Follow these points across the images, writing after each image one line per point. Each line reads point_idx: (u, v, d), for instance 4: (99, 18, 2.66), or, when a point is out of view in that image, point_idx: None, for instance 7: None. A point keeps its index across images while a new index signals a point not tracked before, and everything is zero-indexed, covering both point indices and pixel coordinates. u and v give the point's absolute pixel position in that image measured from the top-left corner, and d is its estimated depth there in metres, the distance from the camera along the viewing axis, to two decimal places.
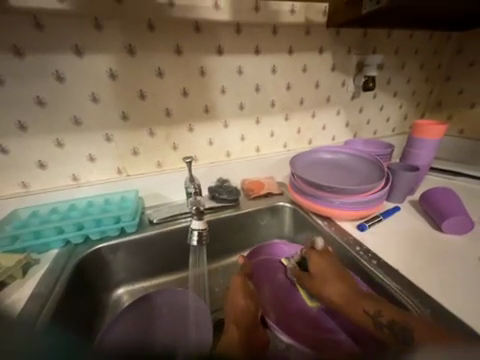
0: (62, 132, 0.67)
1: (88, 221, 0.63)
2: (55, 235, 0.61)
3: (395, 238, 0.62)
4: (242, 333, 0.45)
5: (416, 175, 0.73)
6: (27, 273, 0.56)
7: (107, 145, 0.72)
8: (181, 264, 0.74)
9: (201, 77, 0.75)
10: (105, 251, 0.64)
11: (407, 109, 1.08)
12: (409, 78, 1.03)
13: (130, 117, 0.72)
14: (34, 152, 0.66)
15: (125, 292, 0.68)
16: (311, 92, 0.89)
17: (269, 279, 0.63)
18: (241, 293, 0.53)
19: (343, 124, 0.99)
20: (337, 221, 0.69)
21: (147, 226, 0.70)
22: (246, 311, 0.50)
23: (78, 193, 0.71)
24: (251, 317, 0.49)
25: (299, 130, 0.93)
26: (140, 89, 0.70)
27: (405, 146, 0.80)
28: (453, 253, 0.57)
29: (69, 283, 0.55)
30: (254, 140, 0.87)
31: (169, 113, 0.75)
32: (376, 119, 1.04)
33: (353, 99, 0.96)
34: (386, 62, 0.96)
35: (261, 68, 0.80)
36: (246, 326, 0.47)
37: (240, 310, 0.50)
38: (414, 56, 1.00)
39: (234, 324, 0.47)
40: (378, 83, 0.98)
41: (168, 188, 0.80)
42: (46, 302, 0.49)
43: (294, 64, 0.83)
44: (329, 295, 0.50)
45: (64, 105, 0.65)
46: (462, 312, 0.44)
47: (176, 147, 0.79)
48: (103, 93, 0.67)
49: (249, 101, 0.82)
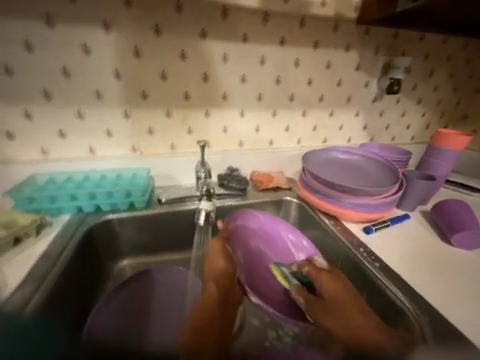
0: (83, 104, 0.69)
1: (101, 192, 0.65)
2: (69, 202, 0.64)
3: (401, 245, 0.61)
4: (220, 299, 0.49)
5: (431, 185, 0.71)
6: (40, 233, 0.59)
7: (124, 122, 0.73)
8: (184, 245, 0.76)
9: (223, 63, 0.74)
10: (113, 223, 0.66)
11: (430, 117, 1.04)
12: (437, 85, 0.99)
13: (150, 97, 0.73)
14: (56, 120, 0.69)
15: (128, 265, 0.71)
16: (332, 90, 0.87)
17: (245, 244, 0.68)
18: (219, 255, 0.56)
19: (361, 126, 0.96)
20: (343, 221, 0.69)
21: (155, 205, 0.72)
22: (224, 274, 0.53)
23: (93, 165, 0.73)
24: (229, 279, 0.53)
25: (315, 128, 0.91)
26: (162, 70, 0.71)
27: (424, 154, 0.78)
28: (459, 267, 0.56)
29: (78, 248, 0.58)
30: (268, 133, 0.87)
31: (188, 96, 0.75)
32: (396, 125, 1.00)
33: (374, 101, 0.93)
34: (415, 66, 0.93)
35: (283, 60, 0.79)
36: (225, 287, 0.52)
37: (219, 271, 0.53)
38: (445, 63, 0.96)
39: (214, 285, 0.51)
40: (403, 88, 0.95)
41: (179, 171, 0.81)
42: (56, 261, 0.52)
43: (318, 59, 0.82)
44: (342, 325, 0.42)
45: (88, 77, 0.67)
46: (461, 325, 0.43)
47: (191, 131, 0.79)
48: (126, 69, 0.69)
49: (268, 92, 0.81)
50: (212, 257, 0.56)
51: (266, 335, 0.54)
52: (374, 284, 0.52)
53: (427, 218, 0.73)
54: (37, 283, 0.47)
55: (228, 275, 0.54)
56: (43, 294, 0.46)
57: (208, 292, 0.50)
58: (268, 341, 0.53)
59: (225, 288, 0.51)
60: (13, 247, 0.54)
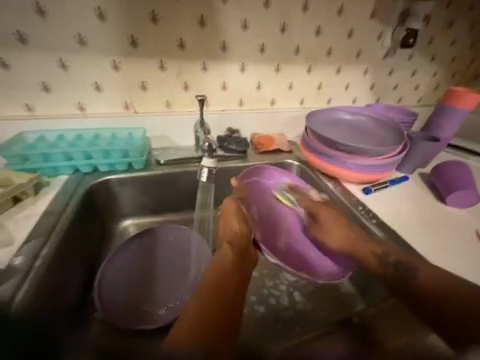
0: (65, 51, 0.61)
1: (96, 151, 0.63)
2: (64, 162, 0.62)
3: (396, 205, 0.63)
4: (237, 255, 0.47)
5: (434, 147, 0.71)
6: (38, 192, 0.58)
7: (114, 74, 0.66)
8: (184, 207, 0.77)
9: (222, 5, 0.65)
10: (113, 183, 0.65)
11: (441, 77, 0.98)
12: (454, 39, 0.90)
13: (140, 45, 0.65)
14: (36, 71, 0.62)
15: (131, 224, 0.72)
16: (343, 42, 0.79)
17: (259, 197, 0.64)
18: (235, 216, 0.54)
19: (369, 85, 0.90)
20: (343, 182, 0.69)
21: (154, 166, 0.70)
22: (239, 235, 0.50)
23: (84, 123, 0.69)
24: (244, 239, 0.50)
25: (320, 86, 0.85)
26: (152, 11, 0.62)
27: (431, 114, 0.75)
28: (450, 224, 0.59)
29: (80, 206, 0.58)
30: (270, 91, 0.81)
31: (183, 46, 0.67)
32: (405, 84, 0.95)
33: (386, 57, 0.86)
34: (434, 15, 0.83)
35: (291, 3, 0.69)
36: (240, 250, 0.48)
37: (233, 232, 0.51)
38: (468, 12, 0.86)
39: (228, 244, 0.49)
40: (419, 42, 0.87)
41: (176, 131, 0.76)
42: (59, 218, 0.53)
43: (330, 2, 0.72)
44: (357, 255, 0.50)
45: (67, 18, 0.58)
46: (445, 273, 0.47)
47: (187, 87, 0.73)
48: (111, 9, 0.59)
49: (272, 43, 0.73)
50: (225, 219, 0.54)
51: (264, 284, 0.59)
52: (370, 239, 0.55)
53: (424, 180, 0.74)
54: (44, 238, 0.48)
55: (243, 236, 0.51)
56: (50, 248, 0.47)
57: (220, 261, 0.45)
58: (266, 289, 0.58)
59: (239, 254, 0.48)
60: (13, 205, 0.54)
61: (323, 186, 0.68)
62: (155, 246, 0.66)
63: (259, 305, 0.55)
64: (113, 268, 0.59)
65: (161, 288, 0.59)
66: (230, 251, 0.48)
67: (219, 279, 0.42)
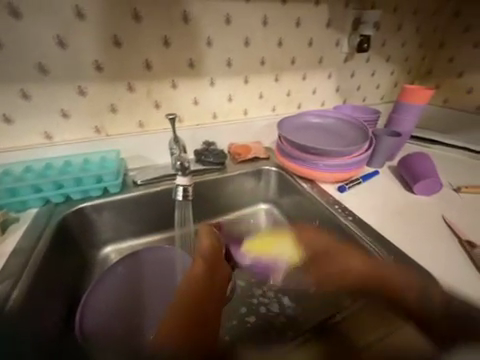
0: (26, 81, 0.59)
1: (68, 179, 0.61)
2: (33, 194, 0.59)
3: (370, 200, 0.67)
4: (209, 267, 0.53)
5: (397, 141, 0.76)
6: (7, 230, 0.55)
7: (81, 100, 0.65)
8: (168, 225, 0.75)
9: (184, 24, 0.67)
10: (89, 210, 0.63)
11: (398, 75, 1.06)
12: (404, 41, 0.99)
13: (105, 68, 0.64)
14: None
15: (113, 250, 0.70)
16: (304, 51, 0.84)
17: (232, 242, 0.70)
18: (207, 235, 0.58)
19: (334, 88, 0.96)
20: (320, 183, 0.72)
21: (132, 188, 0.69)
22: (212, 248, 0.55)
23: (53, 152, 0.66)
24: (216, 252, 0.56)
25: (289, 93, 0.89)
26: (115, 35, 0.62)
27: (391, 111, 0.81)
28: (418, 212, 0.63)
29: (54, 239, 0.55)
30: (242, 102, 0.83)
31: (149, 66, 0.68)
32: (367, 85, 1.01)
33: (346, 61, 0.92)
34: (383, 21, 0.91)
35: (251, 19, 0.73)
36: (212, 263, 0.54)
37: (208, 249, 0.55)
38: (412, 16, 0.95)
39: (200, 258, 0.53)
40: (373, 45, 0.94)
41: (152, 150, 0.76)
42: (30, 255, 0.50)
43: (287, 16, 0.76)
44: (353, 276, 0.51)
45: (25, 48, 0.57)
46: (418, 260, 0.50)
47: (159, 105, 0.73)
48: (71, 36, 0.59)
49: (238, 56, 0.76)
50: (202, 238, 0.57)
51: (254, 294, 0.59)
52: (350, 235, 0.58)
53: (394, 172, 0.78)
54: (14, 279, 0.45)
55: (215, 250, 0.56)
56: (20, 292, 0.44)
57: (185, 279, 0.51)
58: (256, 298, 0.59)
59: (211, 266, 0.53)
60: None
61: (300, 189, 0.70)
62: (141, 265, 0.64)
63: (249, 316, 0.56)
64: (102, 293, 0.57)
65: (151, 307, 0.58)
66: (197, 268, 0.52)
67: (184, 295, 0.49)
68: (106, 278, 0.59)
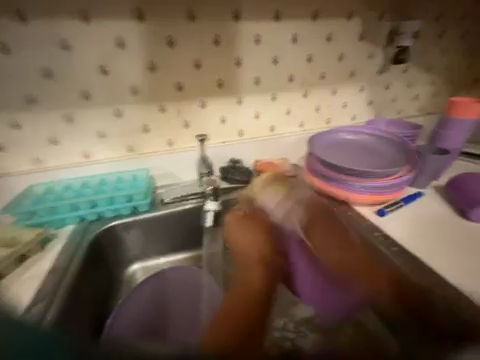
0: (71, 106, 0.64)
1: (102, 199, 0.63)
2: (70, 212, 0.62)
3: (417, 229, 0.61)
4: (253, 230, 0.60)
5: (444, 159, 0.69)
6: (45, 247, 0.57)
7: (117, 122, 0.69)
8: (193, 244, 0.74)
9: (215, 46, 0.68)
10: (119, 228, 0.64)
11: (439, 86, 0.97)
12: (446, 50, 0.91)
13: (140, 92, 0.67)
14: (44, 127, 0.64)
15: (139, 268, 0.70)
16: (335, 66, 0.81)
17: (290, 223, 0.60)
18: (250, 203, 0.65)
19: (366, 102, 0.90)
20: (355, 206, 0.68)
21: (160, 206, 0.69)
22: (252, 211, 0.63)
23: (90, 171, 0.70)
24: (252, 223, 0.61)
25: (318, 108, 0.86)
26: (150, 60, 0.65)
27: (434, 127, 0.75)
28: (474, 244, 0.56)
29: (86, 258, 0.57)
30: (270, 119, 0.82)
31: (180, 88, 0.70)
32: (403, 97, 0.94)
33: (380, 74, 0.87)
34: (422, 31, 0.85)
35: (280, 37, 0.72)
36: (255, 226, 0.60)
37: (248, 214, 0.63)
38: (455, 24, 0.88)
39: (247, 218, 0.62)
40: (411, 56, 0.88)
41: (180, 168, 0.77)
42: (64, 276, 0.51)
43: (317, 32, 0.75)
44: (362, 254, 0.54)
45: (71, 76, 0.62)
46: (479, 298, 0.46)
47: (188, 124, 0.75)
48: (111, 64, 0.63)
49: (266, 74, 0.76)
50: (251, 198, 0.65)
51: None
52: None
53: (442, 194, 0.71)
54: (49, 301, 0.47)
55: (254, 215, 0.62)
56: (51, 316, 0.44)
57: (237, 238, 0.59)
58: None
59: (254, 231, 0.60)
60: (20, 265, 0.53)
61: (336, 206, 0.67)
62: (166, 285, 0.63)
63: None
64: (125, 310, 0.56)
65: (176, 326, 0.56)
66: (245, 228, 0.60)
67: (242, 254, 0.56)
68: (132, 296, 0.58)
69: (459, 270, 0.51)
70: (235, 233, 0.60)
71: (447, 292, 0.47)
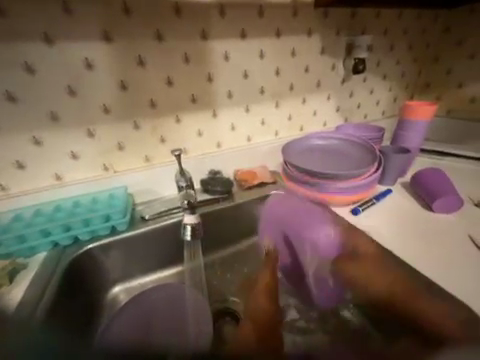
0: (39, 129, 0.63)
1: (77, 221, 0.61)
2: (42, 238, 0.59)
3: (386, 223, 0.66)
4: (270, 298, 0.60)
5: (406, 157, 0.75)
6: (14, 278, 0.54)
7: (89, 141, 0.68)
8: (178, 259, 0.73)
9: (186, 64, 0.71)
10: (96, 251, 0.62)
11: (397, 91, 1.07)
12: (399, 59, 1.01)
13: (113, 111, 0.67)
14: (10, 151, 0.62)
15: (121, 290, 0.67)
16: (302, 77, 0.87)
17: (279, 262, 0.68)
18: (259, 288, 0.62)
19: (334, 109, 0.97)
20: (331, 206, 0.72)
21: (139, 223, 0.68)
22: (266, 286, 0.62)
23: (63, 193, 0.67)
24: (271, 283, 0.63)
25: (290, 117, 0.90)
26: (121, 80, 0.66)
27: (395, 128, 0.82)
28: (437, 234, 0.61)
29: (61, 285, 0.54)
30: (245, 130, 0.85)
31: (154, 105, 0.71)
32: (367, 103, 1.02)
33: (343, 83, 0.94)
34: (376, 44, 0.94)
35: (249, 54, 0.77)
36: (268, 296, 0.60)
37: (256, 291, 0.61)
38: (402, 37, 0.98)
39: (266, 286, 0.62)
40: (368, 66, 0.97)
41: (159, 183, 0.77)
42: (37, 307, 0.48)
43: (282, 48, 0.80)
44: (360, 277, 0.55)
45: (39, 99, 0.61)
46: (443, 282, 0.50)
47: (164, 140, 0.75)
48: (81, 84, 0.63)
49: (238, 88, 0.79)
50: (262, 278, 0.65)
51: None
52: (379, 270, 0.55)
53: (407, 190, 0.77)
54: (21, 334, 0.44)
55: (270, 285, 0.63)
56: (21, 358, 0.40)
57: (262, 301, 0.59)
58: None
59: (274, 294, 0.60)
60: None
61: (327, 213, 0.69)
62: (147, 301, 0.61)
63: None
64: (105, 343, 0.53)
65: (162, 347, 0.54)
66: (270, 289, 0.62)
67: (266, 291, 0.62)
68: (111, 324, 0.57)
69: (425, 258, 0.56)
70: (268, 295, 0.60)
71: (412, 276, 0.52)
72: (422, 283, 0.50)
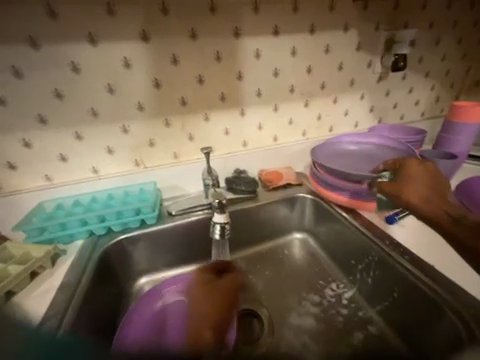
0: (81, 124, 0.67)
1: (110, 213, 0.64)
2: (79, 227, 0.63)
3: (427, 235, 0.61)
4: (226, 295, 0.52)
5: (451, 164, 0.68)
6: (56, 263, 0.58)
7: (124, 137, 0.71)
8: (201, 255, 0.74)
9: (217, 62, 0.71)
10: (126, 242, 0.65)
11: (440, 90, 0.98)
12: (444, 55, 0.92)
13: (146, 108, 0.70)
14: (55, 145, 0.67)
15: (146, 282, 0.70)
16: (334, 75, 0.83)
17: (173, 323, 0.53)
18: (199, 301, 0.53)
19: (368, 109, 0.91)
20: (361, 213, 0.68)
21: (166, 218, 0.70)
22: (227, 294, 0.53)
23: (98, 186, 0.72)
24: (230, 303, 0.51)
25: (320, 117, 0.87)
26: (155, 78, 0.68)
27: (440, 131, 0.75)
28: None
29: (95, 273, 0.57)
30: (272, 129, 0.83)
31: (184, 102, 0.72)
32: (405, 103, 0.95)
33: (379, 81, 0.88)
34: (419, 38, 0.87)
35: (280, 51, 0.75)
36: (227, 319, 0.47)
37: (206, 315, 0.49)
38: (451, 30, 0.89)
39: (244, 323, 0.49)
40: (409, 63, 0.89)
41: (186, 180, 0.78)
42: (74, 291, 0.52)
43: (315, 44, 0.77)
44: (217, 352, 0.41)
45: (81, 96, 0.65)
46: None
47: (192, 137, 0.76)
48: (118, 82, 0.66)
49: (267, 86, 0.78)
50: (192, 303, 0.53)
51: (285, 342, 0.56)
52: (416, 285, 0.50)
53: None
54: (62, 313, 0.48)
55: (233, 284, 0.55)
56: (68, 322, 0.46)
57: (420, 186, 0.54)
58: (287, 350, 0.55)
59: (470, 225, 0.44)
60: (30, 281, 0.54)
61: (358, 220, 0.66)
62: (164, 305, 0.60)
63: None
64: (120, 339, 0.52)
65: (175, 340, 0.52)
66: (435, 178, 0.56)
67: (215, 326, 0.46)
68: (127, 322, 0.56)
69: (472, 276, 0.50)
70: (423, 182, 0.54)
71: (455, 293, 0.47)
72: (468, 305, 0.45)
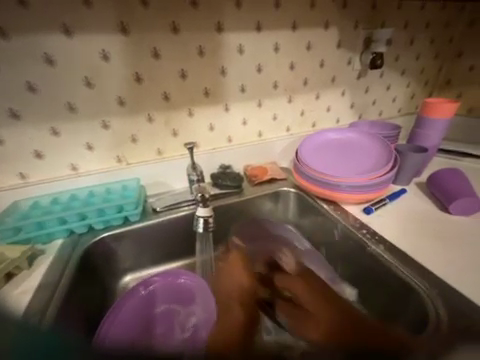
0: (57, 120, 0.64)
1: (91, 211, 0.63)
2: (59, 226, 0.61)
3: (401, 223, 0.65)
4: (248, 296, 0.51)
5: (422, 157, 0.73)
6: (34, 263, 0.56)
7: (104, 133, 0.69)
8: (187, 251, 0.74)
9: (200, 56, 0.70)
10: (109, 240, 0.64)
11: (415, 88, 1.03)
12: (418, 54, 0.97)
13: (127, 103, 0.68)
14: (29, 141, 0.64)
15: (131, 279, 0.69)
16: (316, 72, 0.85)
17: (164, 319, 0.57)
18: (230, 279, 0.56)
19: (348, 105, 0.94)
20: (342, 205, 0.71)
21: (151, 215, 0.69)
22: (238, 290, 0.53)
23: (78, 183, 0.69)
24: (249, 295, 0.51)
25: (303, 113, 0.89)
26: (136, 72, 0.66)
27: (413, 126, 0.79)
28: (452, 237, 0.60)
29: (77, 272, 0.56)
30: (257, 125, 0.84)
31: (167, 97, 0.71)
32: (383, 99, 0.99)
33: (359, 78, 0.91)
34: (395, 37, 0.91)
35: (263, 47, 0.75)
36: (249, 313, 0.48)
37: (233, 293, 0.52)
38: (424, 31, 0.94)
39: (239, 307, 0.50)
40: (387, 61, 0.93)
41: (171, 176, 0.78)
42: (53, 291, 0.50)
43: (297, 41, 0.78)
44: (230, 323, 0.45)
45: (57, 89, 0.62)
46: (458, 286, 0.49)
47: (176, 133, 0.76)
48: (96, 75, 0.64)
49: (251, 82, 0.78)
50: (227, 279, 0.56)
51: None
52: (390, 268, 0.54)
53: (423, 191, 0.75)
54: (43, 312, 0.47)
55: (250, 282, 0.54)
56: (52, 316, 0.46)
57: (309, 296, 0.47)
58: None
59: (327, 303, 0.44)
60: (6, 283, 0.52)
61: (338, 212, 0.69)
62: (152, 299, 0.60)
63: None
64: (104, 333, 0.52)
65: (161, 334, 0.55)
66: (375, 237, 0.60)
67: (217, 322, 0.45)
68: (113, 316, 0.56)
69: (440, 260, 0.55)
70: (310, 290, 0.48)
71: (424, 276, 0.51)
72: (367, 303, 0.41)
